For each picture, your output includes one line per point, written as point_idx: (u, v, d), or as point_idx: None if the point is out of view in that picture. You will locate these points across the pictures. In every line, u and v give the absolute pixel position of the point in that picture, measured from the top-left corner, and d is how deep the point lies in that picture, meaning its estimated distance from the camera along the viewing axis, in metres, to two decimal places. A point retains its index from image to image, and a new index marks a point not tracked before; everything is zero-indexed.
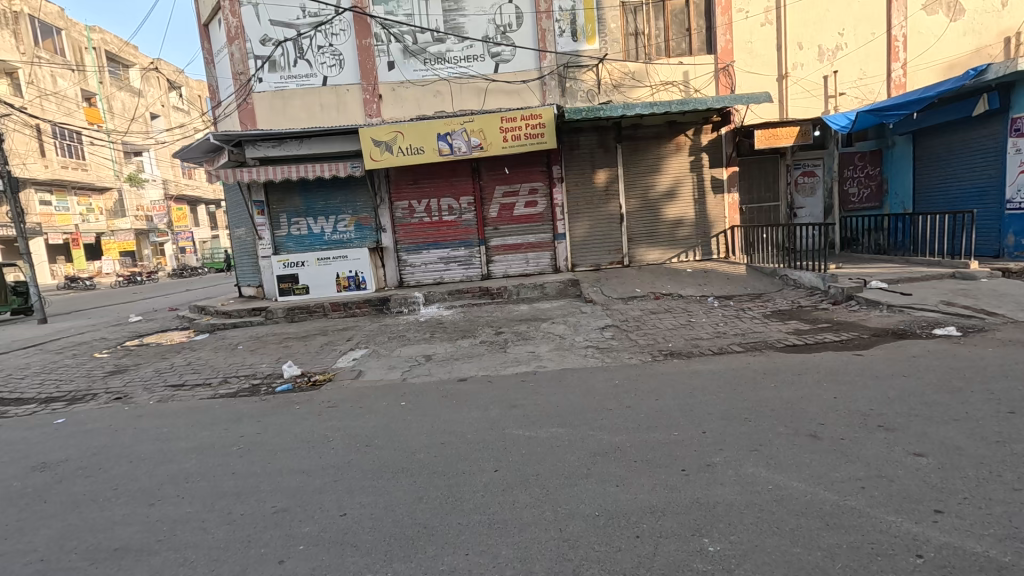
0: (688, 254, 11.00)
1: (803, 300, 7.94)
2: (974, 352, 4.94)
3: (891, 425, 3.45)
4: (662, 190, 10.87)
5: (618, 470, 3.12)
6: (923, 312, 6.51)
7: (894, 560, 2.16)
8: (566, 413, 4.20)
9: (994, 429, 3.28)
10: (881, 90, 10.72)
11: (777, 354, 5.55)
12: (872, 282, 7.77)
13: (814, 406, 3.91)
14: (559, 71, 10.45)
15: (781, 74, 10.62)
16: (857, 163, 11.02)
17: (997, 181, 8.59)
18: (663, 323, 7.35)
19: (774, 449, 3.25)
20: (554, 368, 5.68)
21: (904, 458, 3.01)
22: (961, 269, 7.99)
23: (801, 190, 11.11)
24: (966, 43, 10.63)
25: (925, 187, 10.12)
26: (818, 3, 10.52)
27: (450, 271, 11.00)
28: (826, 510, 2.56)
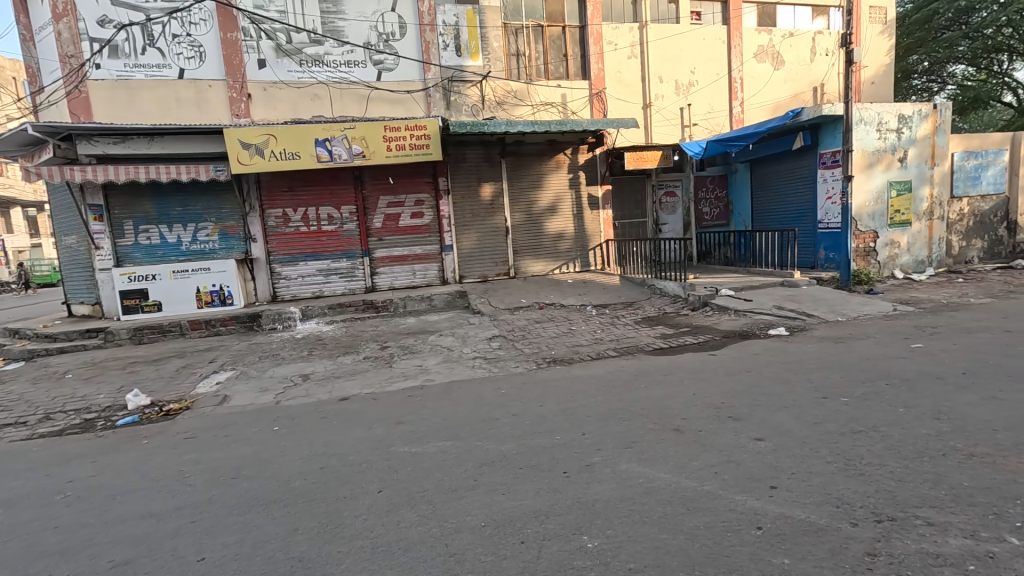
0: (569, 266, 11.61)
1: (668, 307, 8.81)
2: (799, 348, 5.86)
3: (738, 415, 3.95)
4: (544, 204, 11.39)
5: (504, 478, 3.18)
6: (761, 315, 7.58)
7: (740, 534, 2.46)
8: (454, 425, 4.18)
9: (813, 412, 3.91)
10: (725, 123, 12.36)
11: (646, 357, 6.09)
12: (722, 290, 8.87)
13: (677, 402, 4.34)
14: (444, 84, 10.53)
15: (645, 103, 11.76)
16: (708, 186, 12.57)
17: (811, 205, 10.33)
18: (547, 331, 7.67)
19: (644, 444, 3.54)
20: (443, 380, 5.63)
21: (748, 443, 3.45)
22: (788, 278, 9.45)
23: (664, 208, 12.34)
24: (786, 89, 12.72)
25: (760, 208, 11.83)
26: (674, 43, 11.86)
27: (330, 284, 10.41)
28: (688, 496, 2.84)
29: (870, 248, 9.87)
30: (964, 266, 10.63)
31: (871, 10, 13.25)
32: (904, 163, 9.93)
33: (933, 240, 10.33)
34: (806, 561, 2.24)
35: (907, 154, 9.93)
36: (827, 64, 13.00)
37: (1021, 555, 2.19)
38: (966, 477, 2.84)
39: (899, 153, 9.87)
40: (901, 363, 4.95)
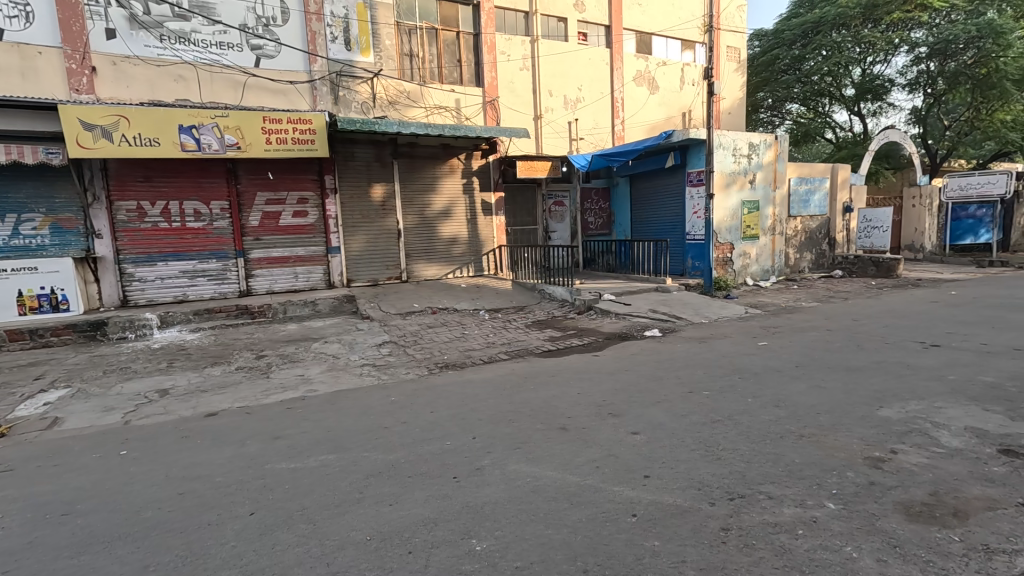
0: (462, 270, 11.62)
1: (556, 311, 9.21)
2: (670, 348, 6.44)
3: (617, 411, 4.23)
4: (438, 208, 11.29)
5: (392, 488, 3.08)
6: (638, 318, 8.23)
7: (618, 522, 2.64)
8: (338, 437, 3.96)
9: (681, 405, 4.32)
10: (608, 139, 13.24)
11: (535, 359, 6.30)
12: (605, 295, 9.47)
13: (563, 402, 4.54)
14: (331, 78, 10.00)
15: (536, 115, 12.19)
16: (593, 197, 13.37)
17: (680, 219, 11.45)
18: (439, 336, 7.59)
19: (532, 444, 3.65)
20: (328, 390, 5.30)
21: (627, 437, 3.72)
22: (661, 284, 10.37)
23: (553, 217, 12.87)
24: (661, 112, 14.08)
25: (638, 220, 12.84)
26: (563, 60, 12.48)
27: (196, 288, 9.33)
28: (571, 491, 2.98)
29: (728, 258, 11.20)
30: (798, 275, 12.50)
31: (729, 49, 15.12)
32: (753, 184, 11.42)
33: (776, 253, 11.99)
34: (673, 542, 2.46)
35: (756, 177, 11.43)
36: (692, 93, 14.62)
37: (836, 517, 2.62)
38: (798, 454, 3.33)
39: (750, 175, 11.33)
40: (751, 359, 5.66)
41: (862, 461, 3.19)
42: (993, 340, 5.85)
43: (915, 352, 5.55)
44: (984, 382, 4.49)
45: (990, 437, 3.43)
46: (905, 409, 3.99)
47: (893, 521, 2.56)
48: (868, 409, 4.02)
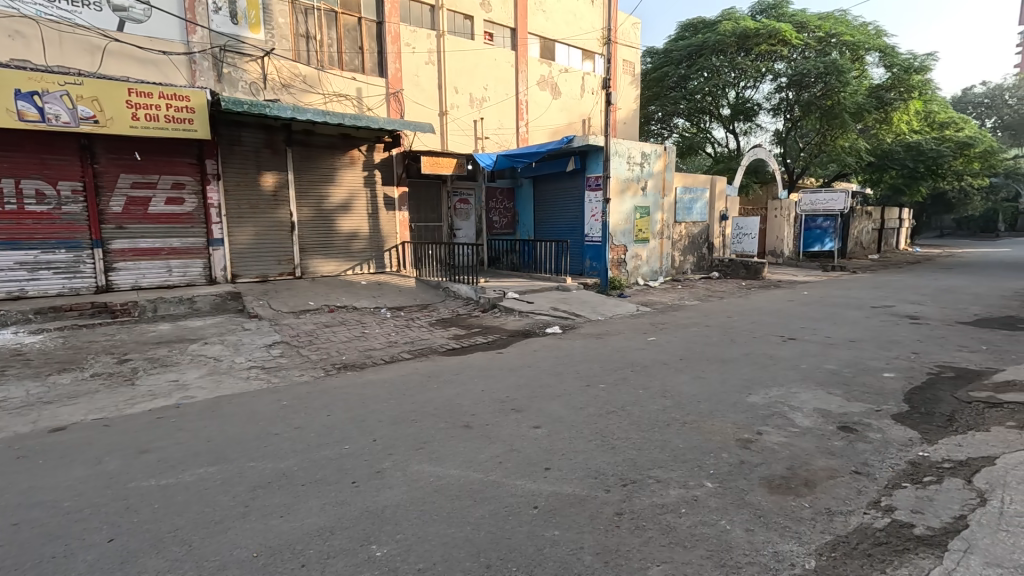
0: (362, 267, 11.14)
1: (460, 309, 9.19)
2: (570, 344, 6.71)
3: (519, 407, 4.32)
4: (336, 201, 10.72)
5: (283, 499, 2.87)
6: (540, 316, 8.48)
7: (520, 515, 2.69)
8: (219, 447, 3.60)
9: (579, 399, 4.51)
10: (512, 140, 13.46)
11: (439, 357, 6.24)
12: (509, 293, 9.61)
13: (466, 400, 4.54)
14: (213, 53, 9.07)
15: (442, 111, 12.05)
16: (498, 197, 13.53)
17: (580, 221, 11.99)
18: (337, 336, 7.21)
19: (435, 444, 3.60)
20: (207, 397, 4.79)
21: (528, 431, 3.81)
22: (562, 283, 10.77)
23: (459, 214, 12.80)
24: (563, 117, 14.65)
25: (540, 220, 13.22)
26: (469, 58, 12.46)
27: (38, 282, 7.96)
28: (474, 488, 2.99)
29: (622, 259, 11.92)
30: (683, 276, 13.66)
31: (625, 63, 16.10)
32: (645, 191, 12.28)
33: (663, 255, 12.99)
34: (571, 530, 2.56)
35: (647, 184, 12.30)
36: (591, 101, 15.38)
37: (713, 494, 2.90)
38: (681, 440, 3.63)
39: (642, 182, 12.17)
40: (642, 354, 6.08)
41: (734, 442, 3.56)
42: (835, 333, 6.85)
43: (776, 345, 6.32)
44: (829, 369, 5.23)
45: (833, 416, 4.00)
46: (769, 395, 4.53)
47: (758, 494, 2.89)
48: (739, 396, 4.50)
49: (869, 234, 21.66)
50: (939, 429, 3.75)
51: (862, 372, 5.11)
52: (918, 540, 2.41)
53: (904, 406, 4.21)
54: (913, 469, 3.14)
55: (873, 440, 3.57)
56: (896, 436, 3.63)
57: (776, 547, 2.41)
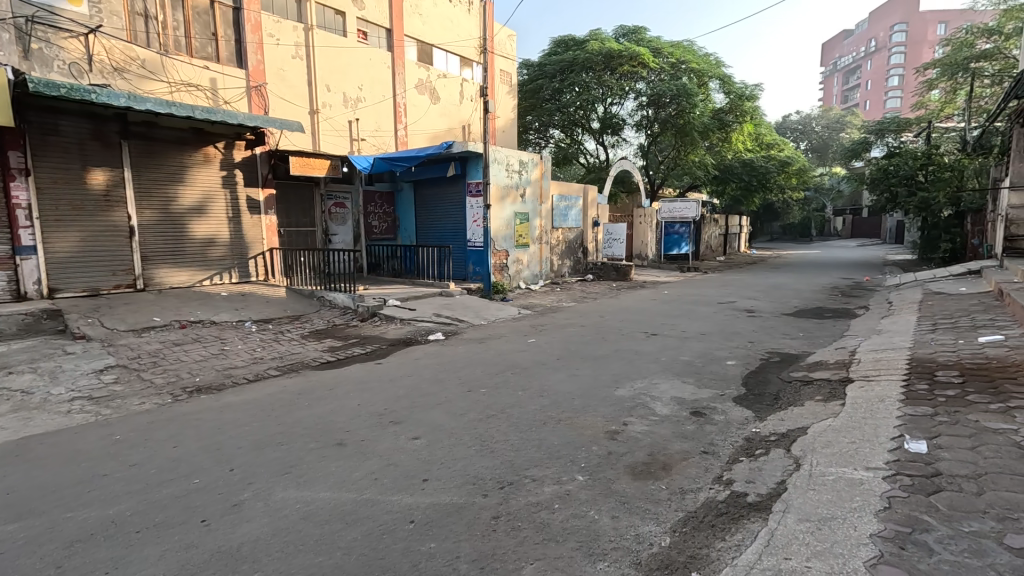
0: (222, 276, 10.03)
1: (337, 319, 8.71)
2: (452, 350, 6.68)
3: (398, 419, 4.19)
4: (188, 203, 9.54)
5: (111, 552, 2.45)
6: (422, 323, 8.35)
7: (394, 533, 2.59)
8: (22, 501, 2.97)
9: (459, 406, 4.49)
10: (391, 143, 13.09)
11: (311, 372, 5.83)
12: (389, 300, 9.32)
13: (341, 416, 4.29)
14: (17, 23, 7.50)
15: (312, 109, 11.34)
16: (377, 201, 13.05)
17: (462, 226, 12.04)
18: (190, 355, 6.40)
19: (304, 467, 3.34)
20: (9, 439, 3.94)
21: (406, 443, 3.70)
22: (445, 289, 10.71)
23: (334, 219, 12.13)
24: (442, 122, 14.64)
25: (421, 226, 13.04)
26: (341, 55, 11.90)
27: None
28: (346, 509, 2.82)
29: (504, 264, 12.16)
30: (561, 279, 14.35)
31: (502, 73, 16.56)
32: (524, 198, 12.71)
33: (542, 259, 13.54)
34: (448, 540, 2.53)
35: (525, 192, 12.75)
36: (469, 109, 15.59)
37: (584, 487, 3.06)
38: (556, 436, 3.80)
39: (521, 189, 12.58)
40: (522, 356, 6.25)
41: (603, 435, 3.80)
42: (689, 328, 7.67)
43: (640, 341, 6.90)
44: (684, 360, 5.83)
45: (686, 403, 4.46)
46: (633, 388, 4.91)
47: (623, 481, 3.11)
48: (609, 390, 4.83)
49: (717, 239, 24.67)
50: (768, 407, 4.36)
51: (710, 362, 5.77)
52: (751, 507, 2.75)
53: (742, 389, 4.84)
54: (748, 444, 3.61)
55: (718, 422, 4.04)
56: (735, 416, 4.16)
57: (637, 530, 2.61)
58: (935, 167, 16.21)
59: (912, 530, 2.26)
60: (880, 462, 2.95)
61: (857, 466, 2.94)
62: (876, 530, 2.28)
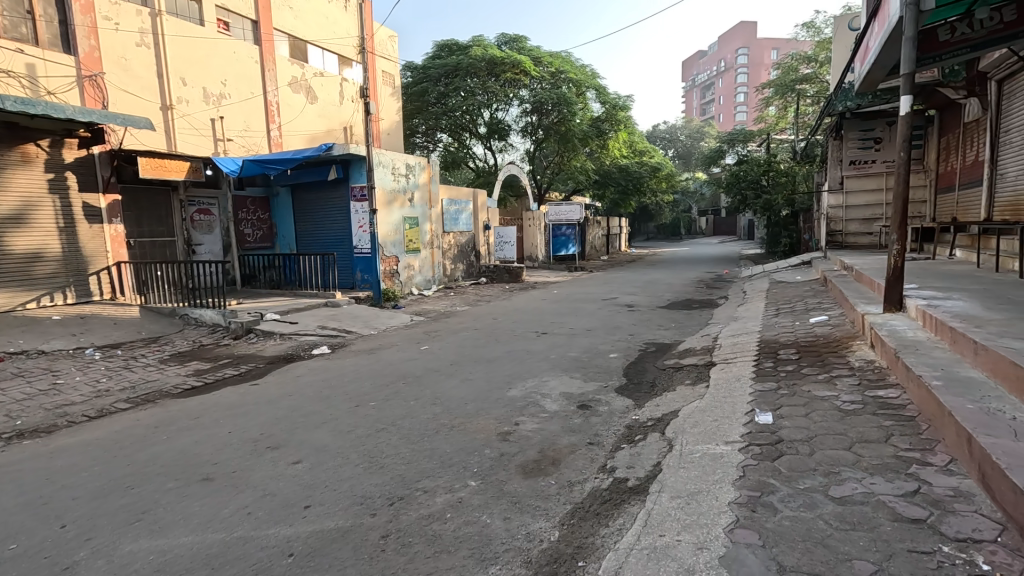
0: (52, 297, 8.47)
1: (204, 339, 7.83)
2: (338, 364, 6.33)
3: (276, 443, 3.86)
4: (3, 211, 7.93)
5: None
6: (305, 336, 7.82)
7: (271, 570, 2.37)
8: None
9: (346, 422, 4.26)
10: (262, 144, 12.11)
11: (172, 401, 5.16)
12: (267, 314, 8.60)
13: (208, 447, 3.84)
14: None
15: (165, 104, 10.11)
16: (250, 207, 11.96)
17: (347, 232, 11.49)
18: (8, 393, 5.33)
19: (161, 510, 2.93)
20: None
21: (285, 469, 3.41)
22: (330, 299, 10.15)
23: (198, 227, 10.92)
24: (320, 123, 13.87)
25: (302, 233, 12.24)
26: (198, 46, 10.77)
27: None
28: (213, 552, 2.53)
29: (394, 270, 11.82)
30: (455, 283, 14.29)
31: (383, 74, 16.12)
32: (412, 203, 12.46)
33: (434, 264, 13.38)
34: (332, 570, 2.36)
35: (413, 196, 12.51)
36: (350, 109, 14.98)
37: (476, 492, 3.05)
38: (448, 444, 3.75)
39: (408, 194, 12.31)
40: (414, 364, 6.10)
41: (496, 437, 3.83)
42: (576, 325, 8.03)
43: (531, 340, 7.09)
44: (571, 356, 6.09)
45: (573, 398, 4.66)
46: (525, 387, 5.03)
47: (515, 481, 3.16)
48: (501, 392, 4.89)
49: (600, 239, 26.24)
50: (646, 394, 4.72)
51: (595, 356, 6.09)
52: (631, 491, 2.94)
53: (623, 380, 5.19)
54: (629, 431, 3.87)
55: (602, 413, 4.28)
56: (617, 406, 4.43)
57: (528, 528, 2.65)
58: (775, 173, 18.57)
59: (760, 494, 2.55)
60: (736, 435, 3.30)
61: (718, 441, 3.27)
62: (733, 498, 2.55)
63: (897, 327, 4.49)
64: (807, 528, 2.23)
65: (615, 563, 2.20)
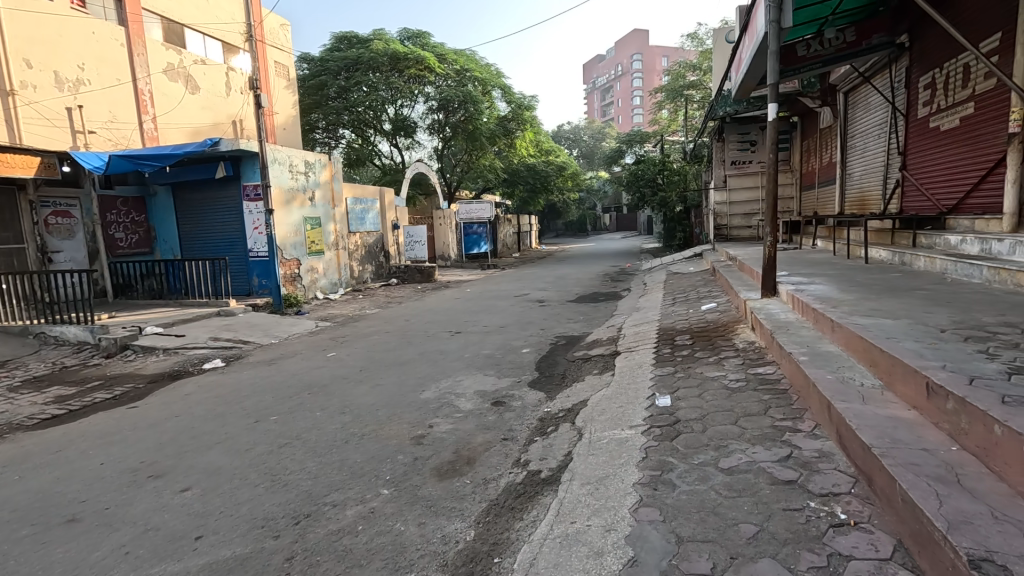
0: None
1: (68, 359, 6.84)
2: (234, 378, 5.83)
3: (160, 471, 3.46)
4: None
5: None
6: (195, 350, 7.11)
7: None
8: None
9: (244, 440, 3.94)
10: (134, 138, 10.82)
11: (26, 434, 4.45)
12: (147, 327, 7.72)
13: (74, 484, 3.36)
14: None
15: (5, 89, 8.59)
16: (121, 209, 10.60)
17: (240, 235, 10.63)
18: None
19: (12, 564, 2.51)
20: None
21: (171, 499, 3.07)
22: (224, 307, 9.34)
23: (55, 232, 9.43)
24: (204, 116, 12.67)
25: (187, 236, 11.14)
26: (45, 23, 9.31)
27: None
28: None
29: (296, 274, 11.12)
30: (363, 285, 13.75)
31: (276, 65, 15.08)
32: (313, 202, 11.79)
33: (341, 266, 12.78)
34: None
35: (314, 195, 11.84)
36: (238, 101, 13.89)
37: (389, 501, 2.95)
38: (359, 453, 3.60)
39: (309, 193, 11.64)
40: (319, 372, 5.78)
41: (409, 441, 3.74)
42: (488, 323, 8.08)
43: (444, 340, 7.02)
44: (485, 354, 6.12)
45: (488, 395, 4.68)
46: (438, 388, 4.97)
47: (429, 485, 3.11)
48: (414, 395, 4.78)
49: (511, 237, 26.63)
50: (557, 387, 4.87)
51: (508, 352, 6.17)
52: (544, 483, 3.02)
53: (535, 374, 5.31)
54: (541, 424, 3.97)
55: (515, 408, 4.35)
56: (530, 400, 4.52)
57: (443, 531, 2.62)
58: (669, 172, 20.07)
59: (661, 472, 2.73)
60: (639, 419, 3.51)
61: (623, 426, 3.46)
62: (638, 478, 2.70)
63: (773, 311, 5.02)
64: (701, 499, 2.42)
65: (530, 554, 2.24)
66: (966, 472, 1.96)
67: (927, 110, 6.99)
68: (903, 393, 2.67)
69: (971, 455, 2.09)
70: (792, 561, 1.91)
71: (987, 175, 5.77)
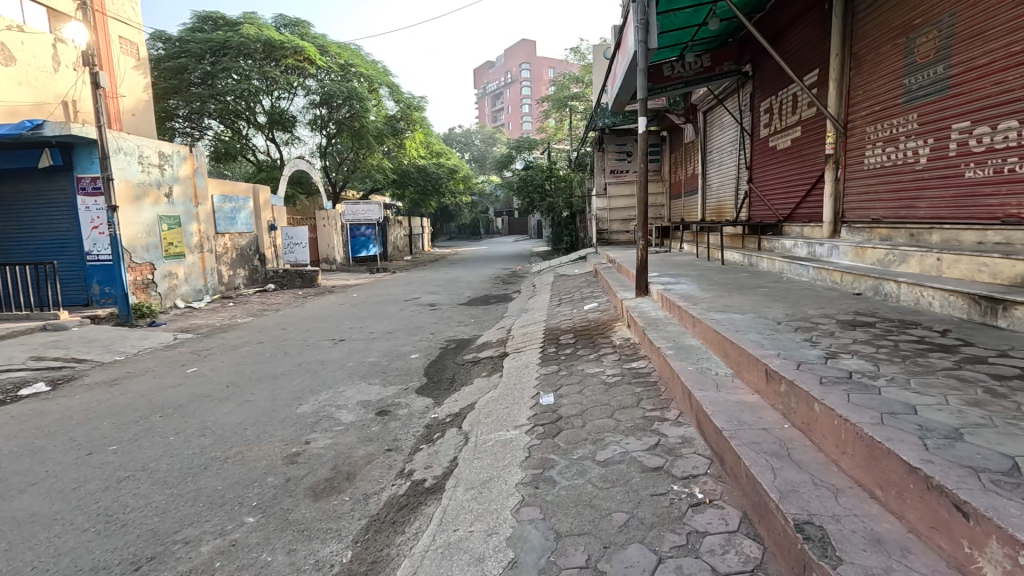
0: None
1: None
2: (61, 404, 4.91)
3: None
4: None
5: None
6: (8, 373, 5.89)
7: None
8: None
9: (71, 477, 3.33)
10: None
11: None
12: None
13: None
14: None
15: None
16: None
17: (74, 235, 9.08)
18: None
19: None
20: None
21: None
22: (51, 320, 7.90)
23: None
24: (22, 93, 10.66)
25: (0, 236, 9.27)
26: None
27: None
28: None
29: (149, 280, 9.74)
30: (234, 292, 12.46)
31: (121, 41, 13.13)
32: (170, 199, 10.45)
33: (206, 271, 11.46)
34: None
35: (171, 191, 10.49)
36: (70, 79, 11.91)
37: (253, 530, 2.66)
38: (219, 479, 3.22)
39: (165, 188, 10.29)
40: (175, 391, 5.11)
41: (281, 461, 3.44)
42: (376, 329, 7.75)
43: (325, 349, 6.59)
44: (370, 362, 5.85)
45: (372, 405, 4.46)
46: (317, 400, 4.63)
47: (302, 507, 2.86)
48: (289, 410, 4.40)
49: (402, 239, 25.96)
50: (444, 392, 4.79)
51: (395, 359, 5.95)
52: (427, 492, 2.94)
53: (424, 379, 5.19)
54: (428, 430, 3.88)
55: (402, 416, 4.20)
56: (417, 407, 4.39)
57: (317, 555, 2.42)
58: (556, 178, 20.98)
59: (543, 470, 2.78)
60: (524, 419, 3.56)
61: (509, 427, 3.49)
62: (520, 478, 2.73)
63: (646, 309, 5.42)
64: (579, 493, 2.51)
65: (409, 568, 2.14)
66: (795, 446, 2.24)
67: (767, 131, 8.03)
68: (748, 379, 3.01)
69: (798, 431, 2.40)
70: (657, 543, 2.04)
71: (812, 189, 6.77)
